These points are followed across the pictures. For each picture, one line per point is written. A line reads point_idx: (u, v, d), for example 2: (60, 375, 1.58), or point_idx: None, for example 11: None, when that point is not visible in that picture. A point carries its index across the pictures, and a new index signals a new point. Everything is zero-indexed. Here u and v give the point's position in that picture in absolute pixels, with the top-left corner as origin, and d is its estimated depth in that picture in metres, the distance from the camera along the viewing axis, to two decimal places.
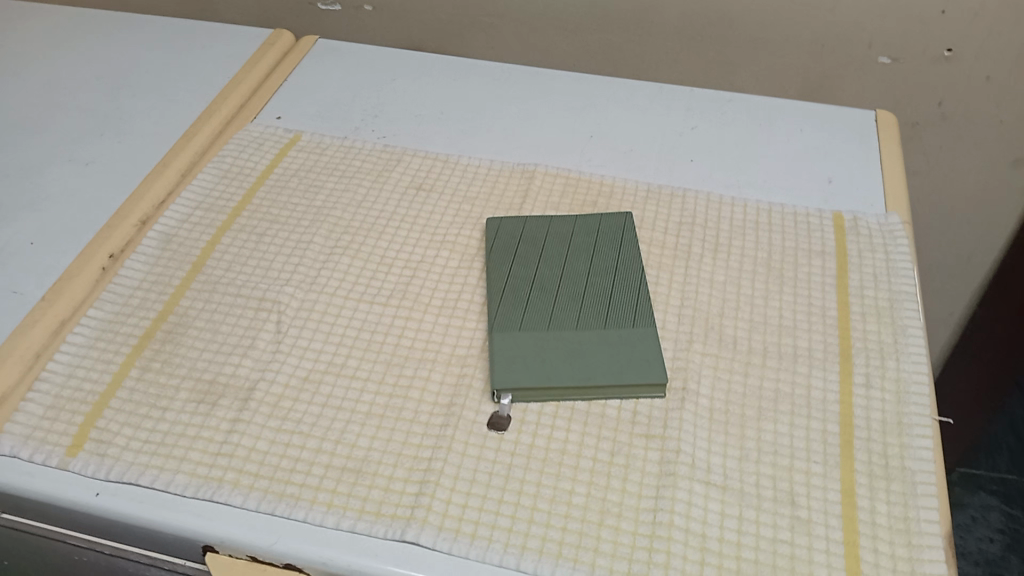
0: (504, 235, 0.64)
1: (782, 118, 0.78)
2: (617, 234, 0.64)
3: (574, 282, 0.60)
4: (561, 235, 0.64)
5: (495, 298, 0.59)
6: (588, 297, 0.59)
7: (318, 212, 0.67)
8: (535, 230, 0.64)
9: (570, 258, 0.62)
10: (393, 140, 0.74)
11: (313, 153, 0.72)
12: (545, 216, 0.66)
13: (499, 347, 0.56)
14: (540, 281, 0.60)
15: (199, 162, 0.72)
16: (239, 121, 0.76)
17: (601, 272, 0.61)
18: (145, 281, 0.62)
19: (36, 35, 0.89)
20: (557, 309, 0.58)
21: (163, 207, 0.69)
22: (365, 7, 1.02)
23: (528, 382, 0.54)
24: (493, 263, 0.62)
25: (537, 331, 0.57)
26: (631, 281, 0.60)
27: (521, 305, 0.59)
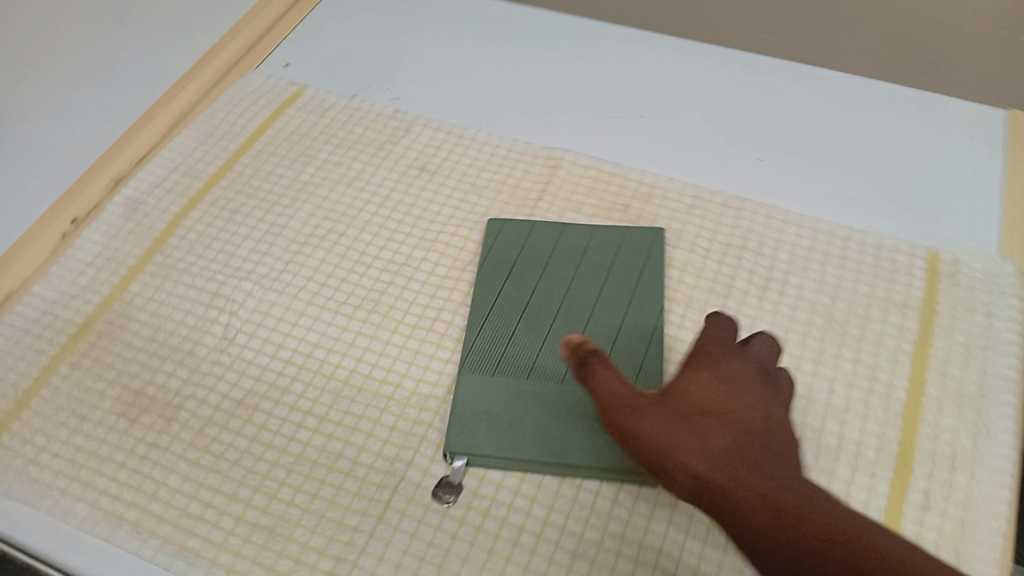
0: (502, 244, 0.53)
1: (888, 105, 0.61)
2: (641, 257, 0.52)
3: (573, 318, 0.49)
4: (572, 251, 0.52)
5: (473, 327, 0.49)
6: (586, 340, 0.48)
7: (302, 189, 0.58)
8: (540, 240, 0.53)
9: (575, 284, 0.51)
10: (406, 104, 0.63)
11: (313, 114, 0.63)
12: (558, 222, 0.54)
13: (463, 394, 0.47)
14: (532, 311, 0.50)
15: (190, 115, 0.64)
16: (242, 68, 0.67)
17: (610, 307, 0.49)
18: (99, 257, 0.55)
19: None
20: (544, 352, 0.48)
21: (141, 164, 0.61)
22: None
23: (487, 449, 0.45)
24: (481, 278, 0.52)
25: (513, 380, 0.47)
26: (646, 322, 0.49)
27: (502, 342, 0.49)
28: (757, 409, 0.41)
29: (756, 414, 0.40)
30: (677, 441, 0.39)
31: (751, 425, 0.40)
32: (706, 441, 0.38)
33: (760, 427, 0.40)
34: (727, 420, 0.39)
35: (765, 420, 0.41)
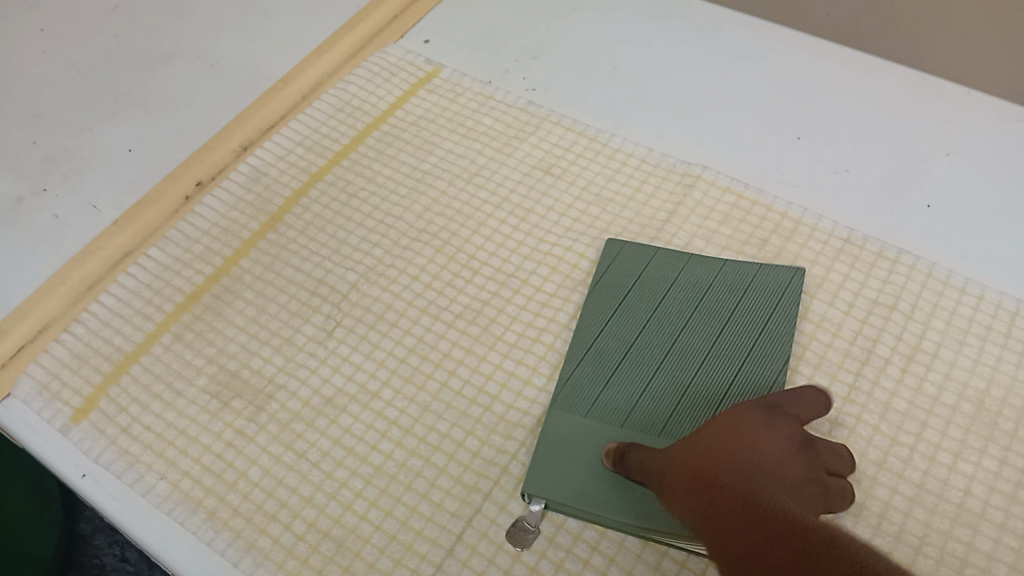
0: (618, 269, 0.50)
1: None
2: (770, 302, 0.47)
3: (682, 365, 0.46)
4: (693, 287, 0.49)
5: (571, 358, 0.47)
6: (691, 393, 0.45)
7: (422, 178, 0.56)
8: (659, 270, 0.50)
9: (690, 326, 0.47)
10: (542, 97, 0.59)
11: (445, 97, 0.60)
12: (685, 251, 0.51)
13: (550, 432, 0.44)
14: (638, 351, 0.47)
15: (323, 86, 0.62)
16: (383, 39, 0.64)
17: (724, 358, 0.46)
18: (217, 225, 0.55)
19: None
20: (644, 399, 0.45)
21: (270, 133, 0.60)
22: None
23: (567, 497, 0.42)
24: (587, 303, 0.49)
25: (606, 426, 0.44)
26: (763, 381, 0.45)
27: (600, 380, 0.46)
28: (793, 464, 0.37)
29: (789, 466, 0.37)
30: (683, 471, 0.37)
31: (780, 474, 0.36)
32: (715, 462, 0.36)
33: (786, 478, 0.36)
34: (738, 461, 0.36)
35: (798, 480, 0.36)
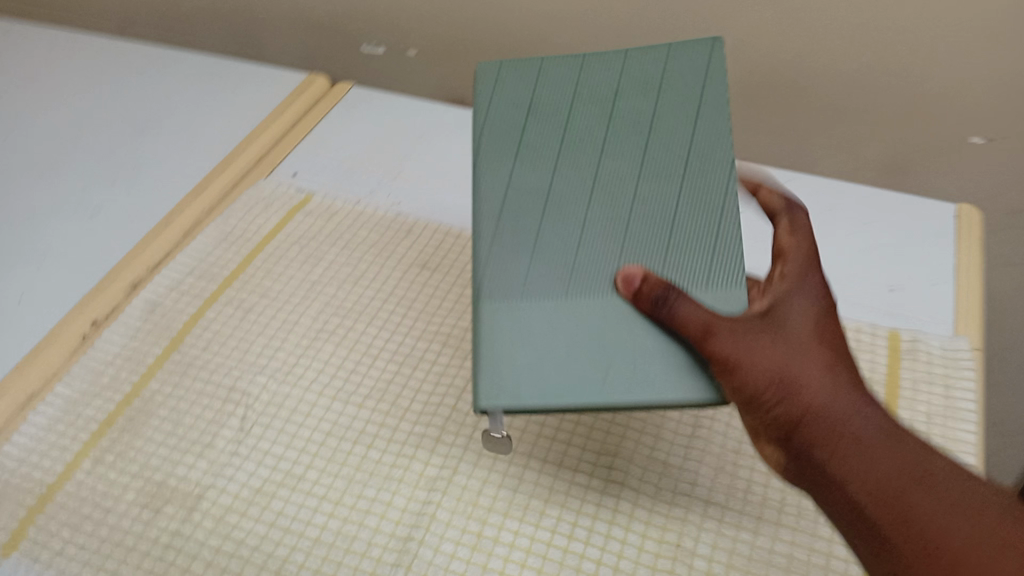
0: (511, 139, 0.49)
1: (846, 211, 0.68)
2: (687, 104, 0.48)
3: (613, 199, 0.45)
4: (596, 122, 0.49)
5: (489, 221, 0.46)
6: (634, 224, 0.44)
7: (311, 288, 0.63)
8: (548, 107, 0.50)
9: (609, 153, 0.47)
10: (406, 208, 0.70)
11: (321, 218, 0.69)
12: (570, 69, 0.51)
13: (489, 324, 0.43)
14: (555, 193, 0.46)
15: (203, 221, 0.69)
16: (253, 177, 0.73)
17: (660, 176, 0.45)
18: (121, 355, 0.59)
19: (77, 65, 0.88)
20: (585, 244, 0.44)
21: (157, 270, 0.65)
22: (412, 52, 0.93)
23: (533, 395, 0.41)
24: (489, 162, 0.48)
25: (548, 298, 0.43)
26: (714, 185, 0.44)
27: (528, 247, 0.45)
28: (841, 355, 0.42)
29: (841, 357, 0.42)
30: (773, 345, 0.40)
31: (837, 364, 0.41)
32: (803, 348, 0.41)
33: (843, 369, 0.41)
34: (781, 352, 0.40)
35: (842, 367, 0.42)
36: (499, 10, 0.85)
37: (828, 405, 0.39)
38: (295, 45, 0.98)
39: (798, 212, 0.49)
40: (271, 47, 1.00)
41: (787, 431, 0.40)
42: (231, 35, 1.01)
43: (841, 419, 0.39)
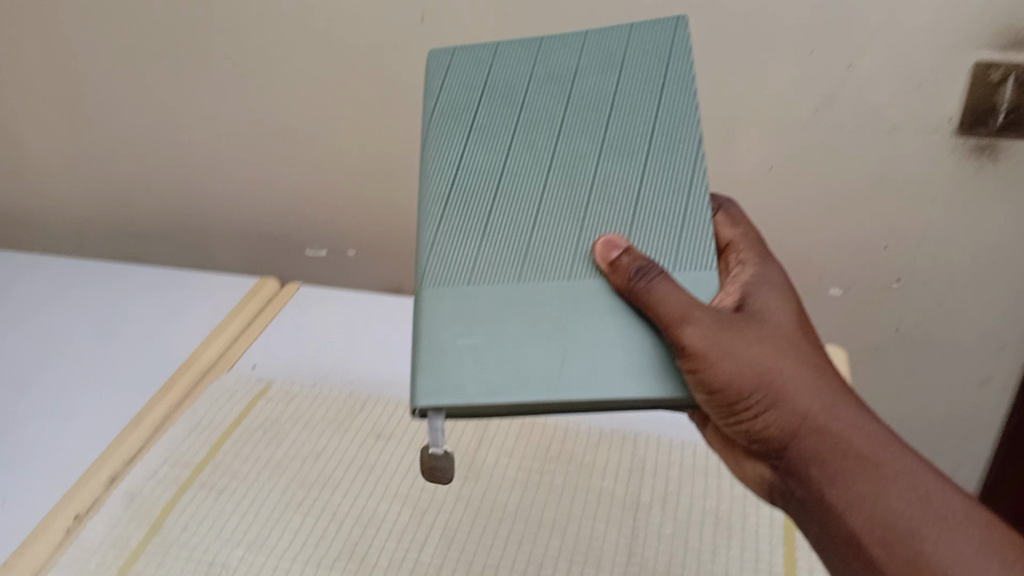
0: (476, 119, 0.60)
1: None
2: (644, 87, 0.59)
3: (571, 179, 0.56)
4: (558, 101, 0.60)
5: (441, 204, 0.57)
6: (593, 204, 0.55)
7: (277, 465, 0.70)
8: (503, 89, 0.62)
9: (566, 134, 0.58)
10: (358, 386, 0.80)
11: (281, 402, 0.77)
12: (530, 57, 0.63)
13: (432, 309, 0.53)
14: (509, 173, 0.57)
15: (172, 416, 0.76)
16: (217, 372, 0.82)
17: (621, 157, 0.56)
18: (104, 543, 0.63)
19: (42, 285, 0.96)
20: (541, 224, 0.55)
21: (130, 464, 0.71)
22: (351, 251, 1.05)
23: (479, 391, 0.50)
24: (444, 147, 0.59)
25: (500, 284, 0.53)
26: (675, 166, 0.55)
27: (479, 231, 0.55)
28: (823, 369, 0.53)
29: (824, 371, 0.52)
30: (764, 357, 0.51)
31: (816, 377, 0.52)
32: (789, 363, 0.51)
33: (827, 383, 0.52)
34: (763, 358, 0.51)
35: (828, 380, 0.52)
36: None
37: (814, 414, 0.50)
38: (243, 253, 1.09)
39: (733, 209, 0.66)
40: (219, 255, 1.10)
41: (782, 441, 0.51)
42: (181, 248, 1.10)
43: (828, 430, 0.50)
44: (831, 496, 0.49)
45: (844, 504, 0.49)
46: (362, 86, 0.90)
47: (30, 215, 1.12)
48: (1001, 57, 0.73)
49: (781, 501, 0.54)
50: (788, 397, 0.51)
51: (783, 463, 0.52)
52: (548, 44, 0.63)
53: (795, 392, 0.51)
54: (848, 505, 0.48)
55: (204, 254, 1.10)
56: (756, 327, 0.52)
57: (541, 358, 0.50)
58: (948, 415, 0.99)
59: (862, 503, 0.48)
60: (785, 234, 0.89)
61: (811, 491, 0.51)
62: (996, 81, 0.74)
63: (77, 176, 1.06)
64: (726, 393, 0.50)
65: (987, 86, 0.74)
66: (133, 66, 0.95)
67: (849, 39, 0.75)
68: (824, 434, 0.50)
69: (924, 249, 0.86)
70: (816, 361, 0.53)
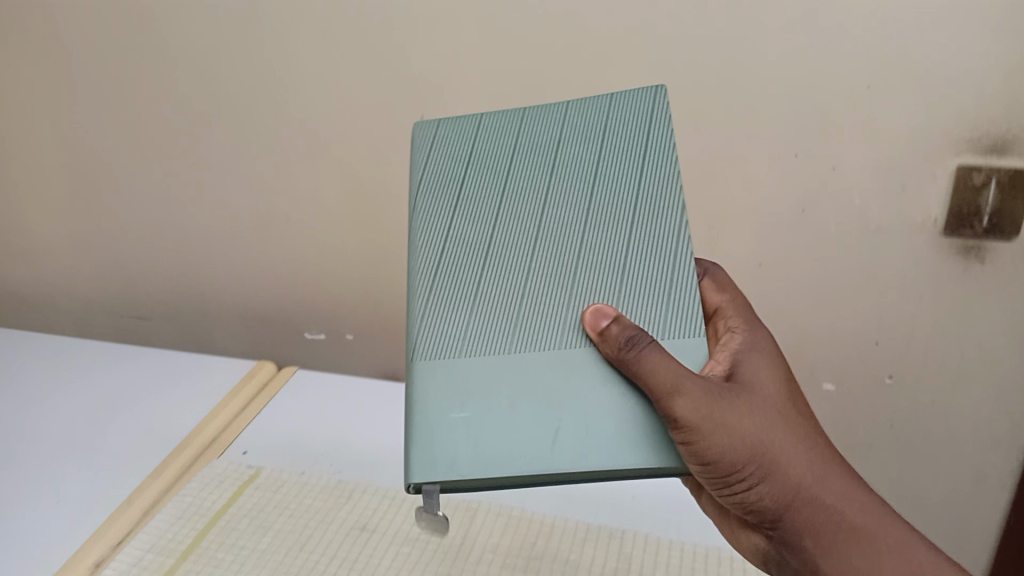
0: (464, 190, 0.62)
1: None
2: (629, 153, 0.60)
3: (559, 246, 0.57)
4: (545, 170, 0.61)
5: (430, 274, 0.58)
6: (581, 271, 0.56)
7: (261, 555, 0.70)
8: (488, 160, 0.63)
9: (553, 203, 0.59)
10: (347, 474, 0.80)
11: (269, 491, 0.77)
12: (513, 131, 0.64)
13: (423, 382, 0.53)
14: (496, 244, 0.58)
15: (161, 500, 0.76)
16: (208, 457, 0.82)
17: (607, 225, 0.57)
18: None
19: (44, 373, 0.98)
20: (529, 292, 0.55)
21: (117, 549, 0.71)
22: (350, 336, 1.07)
23: (471, 467, 0.50)
24: (432, 219, 0.61)
25: (490, 353, 0.53)
26: (660, 232, 0.56)
27: (468, 301, 0.56)
28: (807, 434, 0.57)
29: (809, 439, 0.57)
30: (757, 432, 0.54)
31: (804, 444, 0.56)
32: (779, 434, 0.55)
33: (815, 452, 0.57)
34: (757, 432, 0.54)
35: (813, 448, 0.57)
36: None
37: (806, 487, 0.56)
38: (241, 337, 1.11)
39: (720, 276, 0.70)
40: (221, 338, 1.12)
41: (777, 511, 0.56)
42: (182, 330, 1.12)
43: (819, 502, 0.56)
44: (823, 564, 0.56)
45: (838, 573, 0.55)
46: (368, 179, 0.95)
47: (39, 297, 1.15)
48: (982, 162, 0.77)
49: (775, 562, 0.61)
50: (780, 471, 0.55)
51: (776, 528, 0.58)
52: (532, 114, 0.65)
53: (787, 465, 0.55)
54: (842, 575, 0.55)
55: (205, 338, 1.13)
56: (747, 400, 0.55)
57: (535, 429, 0.51)
58: (948, 515, 0.98)
59: (853, 573, 0.55)
60: (778, 324, 0.91)
61: (806, 559, 0.57)
62: (978, 185, 0.78)
63: (88, 261, 1.10)
64: (725, 468, 0.53)
65: (970, 189, 0.78)
66: (152, 159, 1.00)
67: (830, 144, 0.80)
68: (815, 508, 0.56)
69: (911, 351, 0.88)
70: (802, 429, 0.57)
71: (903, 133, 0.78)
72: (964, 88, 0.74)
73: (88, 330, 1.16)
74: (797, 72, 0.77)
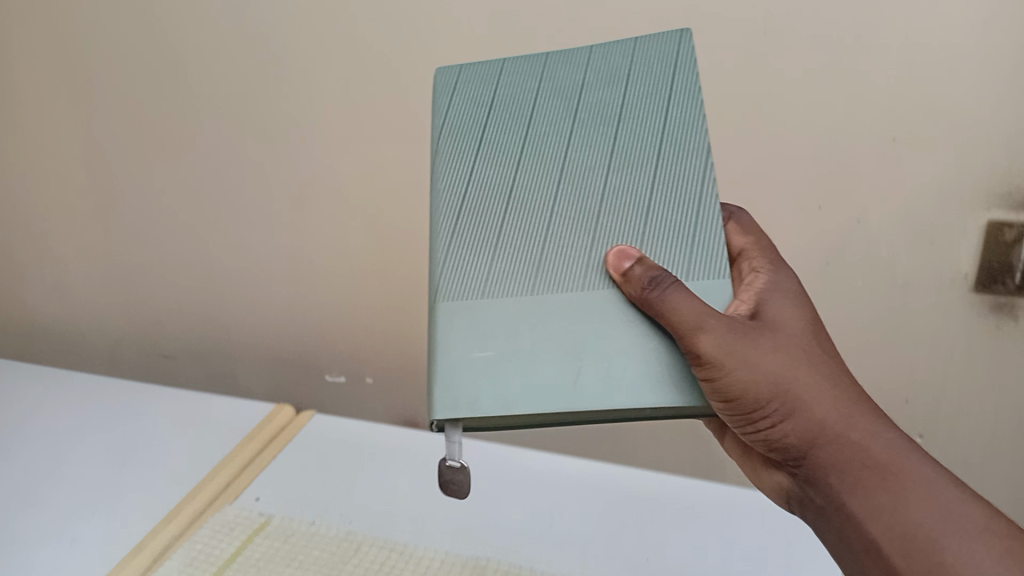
0: (486, 133, 0.59)
1: (740, 518, 0.81)
2: (654, 97, 0.58)
3: (583, 188, 0.55)
4: (568, 114, 0.59)
5: (453, 216, 0.56)
6: (605, 213, 0.54)
7: None
8: (511, 105, 0.60)
9: (576, 147, 0.57)
10: (356, 524, 0.80)
11: (277, 540, 0.77)
12: (536, 76, 0.62)
13: (446, 319, 0.52)
14: (519, 188, 0.56)
15: (173, 544, 0.76)
16: (221, 502, 0.83)
17: (631, 168, 0.55)
18: None
19: (72, 412, 1.01)
20: (553, 234, 0.54)
21: None
22: (368, 378, 1.08)
23: (494, 406, 0.49)
24: (454, 162, 0.58)
25: (513, 293, 0.52)
26: (685, 175, 0.54)
27: (491, 244, 0.54)
28: (834, 373, 0.54)
29: (835, 378, 0.54)
30: (777, 366, 0.52)
31: (828, 383, 0.53)
32: (801, 370, 0.53)
33: (840, 391, 0.53)
34: (777, 368, 0.52)
35: (837, 385, 0.54)
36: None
37: (831, 424, 0.52)
38: (266, 376, 1.14)
39: (744, 217, 0.67)
40: (246, 375, 1.15)
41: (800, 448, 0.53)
42: (209, 371, 1.16)
43: (846, 440, 0.52)
44: (849, 503, 0.52)
45: (863, 514, 0.51)
46: (389, 224, 0.95)
47: (75, 330, 1.20)
48: (1014, 218, 0.74)
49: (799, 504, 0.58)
50: (805, 408, 0.52)
51: (801, 469, 0.55)
52: (555, 59, 0.63)
53: (812, 403, 0.52)
54: (868, 514, 0.51)
55: (229, 378, 1.16)
56: (768, 337, 0.53)
57: (560, 366, 0.49)
58: None
59: (880, 513, 0.50)
60: None
61: (830, 498, 0.53)
62: (1010, 241, 0.75)
63: (122, 299, 1.14)
64: (743, 402, 0.51)
65: (1001, 245, 0.75)
66: (183, 202, 1.03)
67: (852, 198, 0.78)
68: (841, 444, 0.52)
69: (940, 407, 0.86)
70: (831, 370, 0.54)
71: (932, 187, 0.75)
72: (995, 142, 0.72)
73: (121, 366, 1.21)
74: (820, 123, 0.76)
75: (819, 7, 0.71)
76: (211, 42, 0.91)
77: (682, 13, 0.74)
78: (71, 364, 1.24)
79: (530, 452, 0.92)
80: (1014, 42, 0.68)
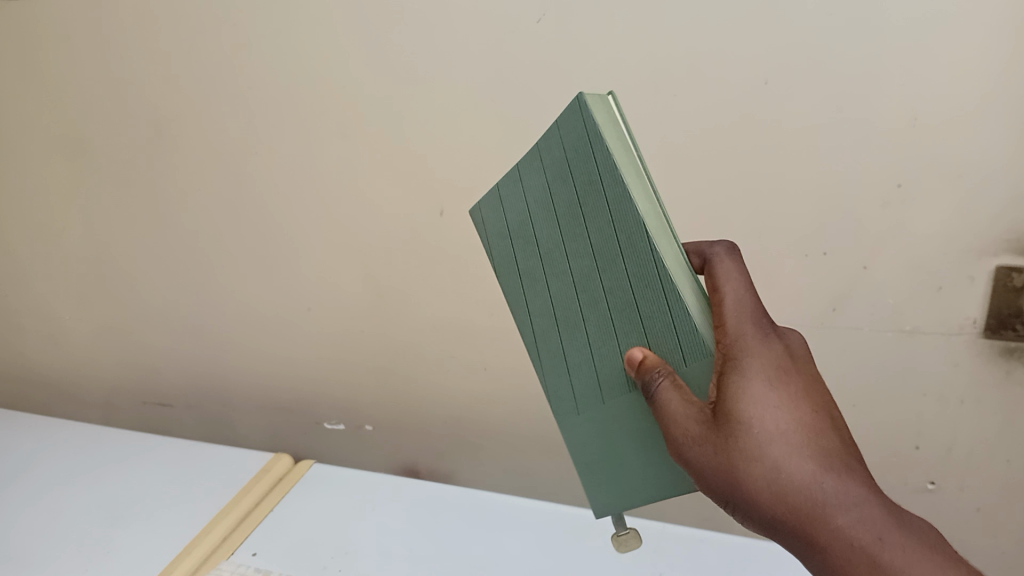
0: (519, 261, 0.60)
1: (751, 569, 0.78)
2: (595, 177, 0.50)
3: (592, 297, 0.54)
4: (553, 222, 0.55)
5: (539, 348, 0.61)
6: (616, 318, 0.53)
7: None
8: (519, 227, 0.59)
9: (571, 255, 0.54)
10: None
11: None
12: (517, 179, 0.58)
13: (570, 436, 0.60)
14: (560, 310, 0.57)
15: None
16: (216, 556, 0.81)
17: (610, 266, 0.51)
18: None
19: (64, 463, 0.99)
20: (598, 350, 0.55)
21: None
22: (367, 427, 1.06)
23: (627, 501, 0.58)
24: (517, 301, 0.61)
25: (594, 408, 0.57)
26: (644, 262, 0.48)
27: (567, 368, 0.58)
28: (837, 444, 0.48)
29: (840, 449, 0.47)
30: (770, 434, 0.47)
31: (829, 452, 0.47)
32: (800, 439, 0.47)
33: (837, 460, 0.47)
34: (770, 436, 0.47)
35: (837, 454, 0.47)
36: (443, 391, 1.00)
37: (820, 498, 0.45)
38: (264, 425, 1.12)
39: None
40: (244, 424, 1.13)
41: None
42: (205, 419, 1.15)
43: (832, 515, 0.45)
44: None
45: None
46: (387, 272, 0.94)
47: (71, 378, 1.19)
48: (1021, 262, 0.73)
49: None
50: (760, 505, 0.46)
51: None
52: (524, 164, 0.57)
53: (767, 495, 0.46)
54: None
55: (226, 426, 1.14)
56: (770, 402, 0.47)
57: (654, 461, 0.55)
58: None
59: None
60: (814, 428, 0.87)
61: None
62: (1018, 287, 0.74)
63: (118, 347, 1.14)
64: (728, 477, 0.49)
65: (1009, 291, 0.74)
66: (179, 250, 1.02)
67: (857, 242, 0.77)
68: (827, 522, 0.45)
69: (950, 453, 0.84)
70: (809, 458, 0.46)
71: (937, 233, 0.75)
72: (1002, 187, 0.71)
73: (116, 415, 1.20)
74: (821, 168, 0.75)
75: (819, 55, 0.70)
76: (209, 93, 0.91)
77: (681, 63, 0.74)
78: (65, 413, 1.23)
79: (532, 501, 0.90)
80: (1019, 88, 0.67)
